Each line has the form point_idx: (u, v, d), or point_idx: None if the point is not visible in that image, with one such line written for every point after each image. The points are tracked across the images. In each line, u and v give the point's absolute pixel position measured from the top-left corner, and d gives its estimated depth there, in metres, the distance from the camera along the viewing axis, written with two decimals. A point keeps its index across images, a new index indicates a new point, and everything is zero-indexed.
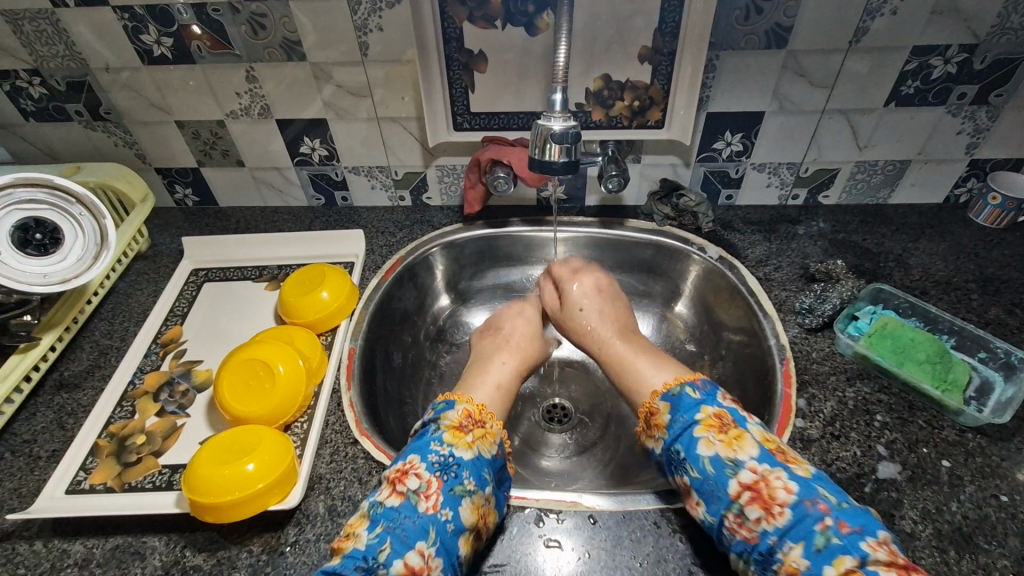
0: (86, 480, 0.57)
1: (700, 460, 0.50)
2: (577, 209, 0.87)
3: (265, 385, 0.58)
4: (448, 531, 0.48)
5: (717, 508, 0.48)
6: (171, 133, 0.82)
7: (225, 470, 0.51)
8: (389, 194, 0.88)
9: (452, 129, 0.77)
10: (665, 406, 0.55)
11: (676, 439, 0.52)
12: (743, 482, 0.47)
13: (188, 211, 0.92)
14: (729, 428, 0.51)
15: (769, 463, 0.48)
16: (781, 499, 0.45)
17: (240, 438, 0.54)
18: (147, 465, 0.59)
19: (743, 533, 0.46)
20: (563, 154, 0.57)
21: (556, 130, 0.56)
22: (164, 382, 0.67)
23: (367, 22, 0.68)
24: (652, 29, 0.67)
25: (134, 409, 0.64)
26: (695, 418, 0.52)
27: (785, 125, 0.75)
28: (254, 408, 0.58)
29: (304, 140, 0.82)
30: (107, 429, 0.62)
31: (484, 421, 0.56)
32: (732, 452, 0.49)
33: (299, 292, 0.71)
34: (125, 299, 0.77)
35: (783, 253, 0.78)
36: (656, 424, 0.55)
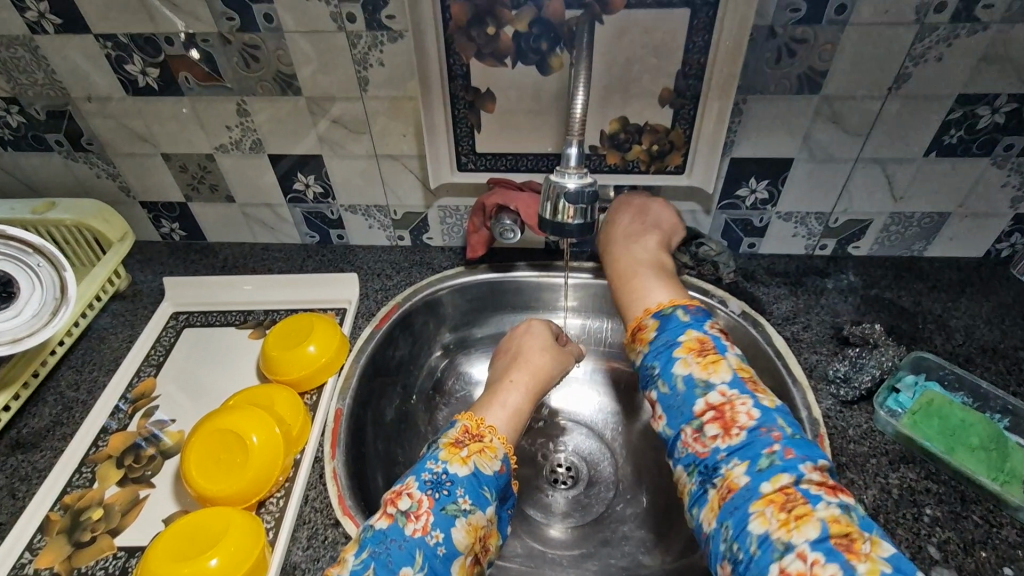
0: (30, 564, 0.51)
1: (673, 377, 0.49)
2: (587, 254, 0.81)
3: (237, 457, 0.52)
4: (438, 556, 0.44)
5: (678, 421, 0.48)
6: (157, 166, 0.77)
7: (183, 568, 0.45)
8: (387, 234, 0.83)
9: (457, 169, 0.71)
10: (654, 324, 0.53)
11: (656, 356, 0.51)
12: (709, 402, 0.47)
13: (174, 246, 0.87)
14: (709, 351, 0.50)
15: (739, 389, 0.47)
16: (742, 422, 0.45)
17: (204, 526, 0.48)
18: (100, 547, 0.52)
19: (696, 446, 0.46)
20: (578, 214, 0.52)
21: (571, 189, 0.51)
22: (130, 444, 0.60)
23: (367, 57, 0.63)
24: (675, 70, 0.61)
25: (94, 476, 0.58)
26: (678, 339, 0.51)
27: (815, 173, 0.70)
28: (222, 485, 0.51)
29: (297, 176, 0.77)
30: (61, 501, 0.56)
31: (483, 435, 0.53)
32: (706, 373, 0.48)
33: (283, 345, 0.64)
34: (97, 345, 0.71)
35: (812, 310, 0.72)
36: (641, 338, 0.54)
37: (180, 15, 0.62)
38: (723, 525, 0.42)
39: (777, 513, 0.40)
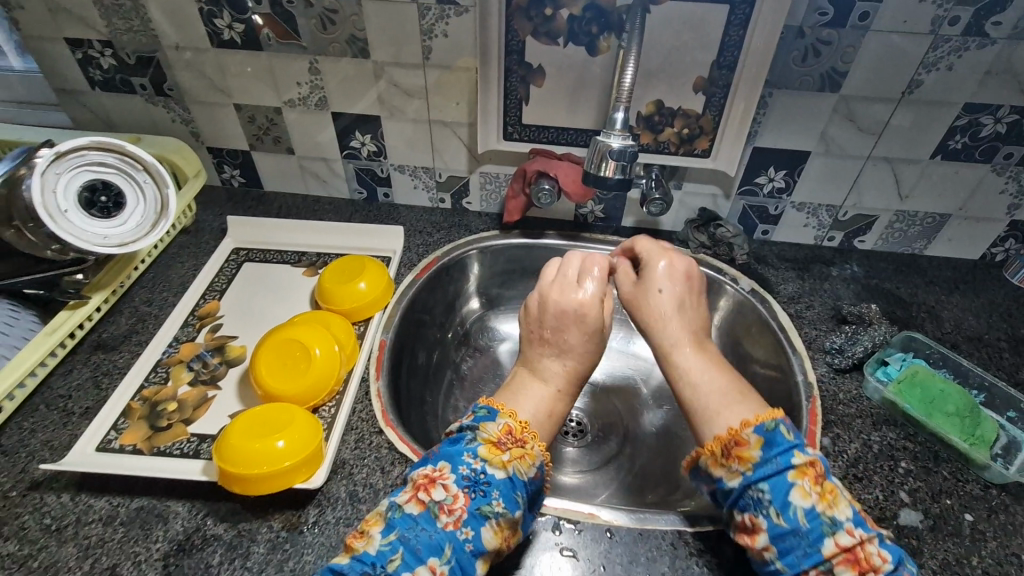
0: (116, 440, 0.59)
1: (793, 508, 0.45)
2: (612, 228, 0.88)
3: (301, 365, 0.60)
4: (465, 552, 0.46)
5: (797, 559, 0.45)
6: (228, 115, 0.85)
7: (256, 445, 0.52)
8: (430, 195, 0.90)
9: (502, 138, 0.78)
10: (757, 441, 0.48)
11: (765, 483, 0.47)
12: (840, 544, 0.44)
13: (232, 191, 0.95)
14: (824, 480, 0.47)
15: (863, 527, 0.45)
16: (878, 566, 0.43)
17: (272, 416, 0.55)
18: (176, 432, 0.60)
19: None
20: (617, 171, 0.60)
21: (614, 148, 0.59)
22: (198, 353, 0.68)
23: (434, 28, 0.70)
24: (710, 61, 0.68)
25: (168, 376, 0.66)
26: (792, 463, 0.47)
27: (829, 167, 0.76)
28: (287, 388, 0.59)
29: (354, 134, 0.84)
30: (141, 393, 0.64)
31: (524, 439, 0.53)
32: (830, 507, 0.45)
33: (337, 280, 0.72)
34: (166, 269, 0.79)
35: (815, 292, 0.78)
36: (739, 455, 0.49)
37: None
38: None
39: None
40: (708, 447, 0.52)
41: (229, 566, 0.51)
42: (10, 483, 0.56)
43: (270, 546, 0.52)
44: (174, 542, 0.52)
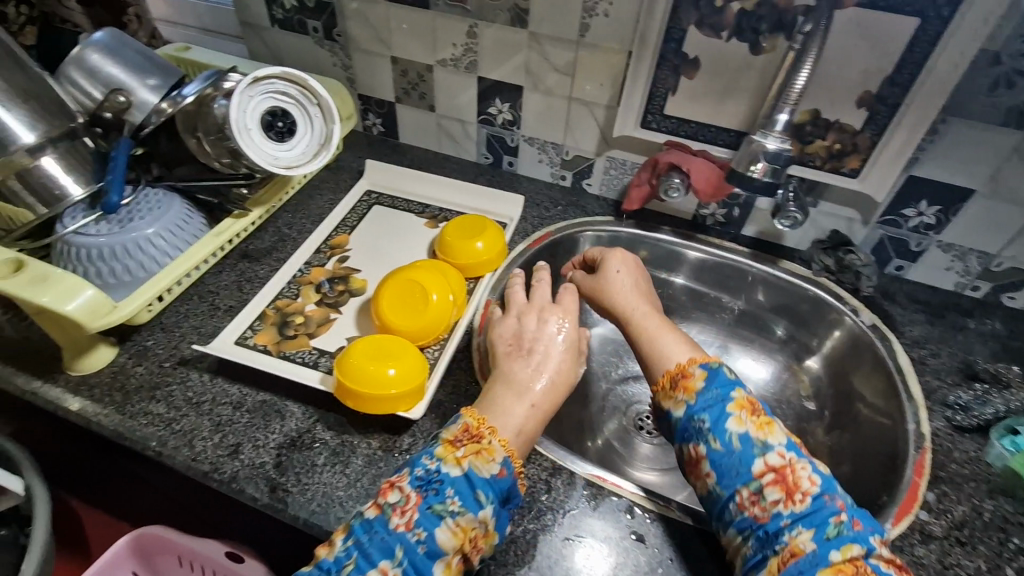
0: (252, 338, 0.67)
1: (727, 434, 0.51)
2: (731, 235, 0.86)
3: (418, 307, 0.65)
4: (418, 553, 0.45)
5: (732, 482, 0.49)
6: (384, 66, 0.91)
7: (370, 368, 0.57)
8: (552, 171, 0.92)
9: (640, 125, 0.78)
10: (701, 374, 0.55)
11: (704, 409, 0.53)
12: (769, 464, 0.49)
13: (371, 138, 1.01)
14: (760, 413, 0.52)
15: (796, 453, 0.50)
16: (805, 487, 0.47)
17: (386, 346, 0.60)
18: (300, 342, 0.67)
19: (754, 510, 0.48)
20: (768, 172, 0.62)
21: (770, 149, 0.60)
22: (327, 278, 0.75)
23: (596, 6, 0.71)
24: (883, 76, 0.64)
25: (298, 293, 0.73)
26: (729, 395, 0.53)
27: (993, 211, 0.70)
28: (403, 323, 0.64)
29: (494, 101, 0.87)
30: (275, 303, 0.71)
31: (480, 436, 0.50)
32: (763, 433, 0.50)
33: (457, 235, 0.76)
34: (307, 199, 0.87)
35: (945, 342, 0.73)
36: (684, 386, 0.55)
37: None
38: None
39: None
40: (660, 383, 0.58)
41: (332, 469, 0.56)
42: (165, 355, 0.65)
43: (368, 460, 0.57)
44: (288, 437, 0.59)
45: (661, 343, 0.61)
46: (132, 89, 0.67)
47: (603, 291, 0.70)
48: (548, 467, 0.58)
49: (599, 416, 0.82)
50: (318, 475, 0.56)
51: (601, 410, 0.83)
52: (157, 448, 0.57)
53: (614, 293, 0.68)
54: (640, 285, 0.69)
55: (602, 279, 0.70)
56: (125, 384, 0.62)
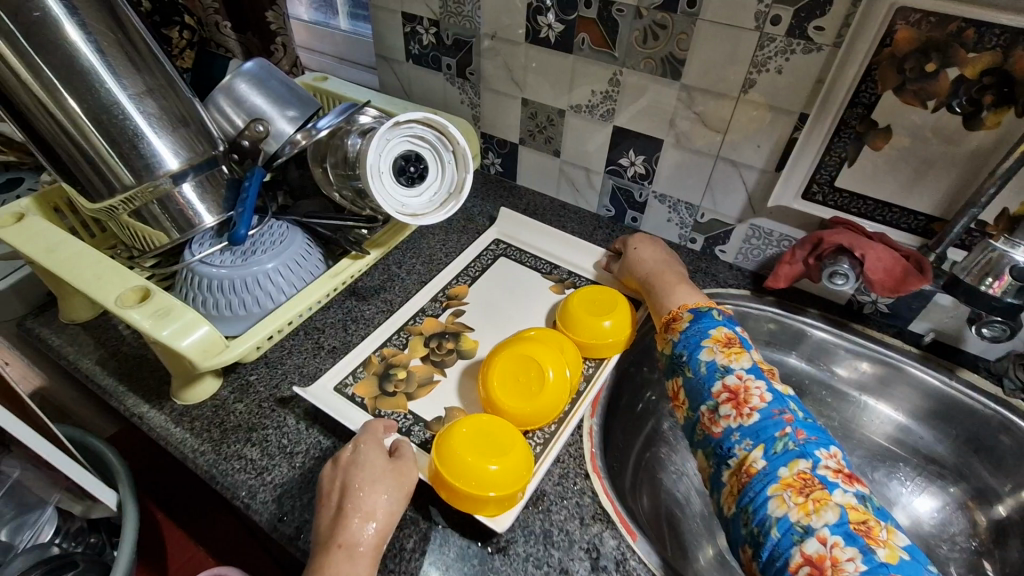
0: (351, 387, 0.63)
1: (698, 362, 0.58)
2: (894, 330, 0.72)
3: (531, 388, 0.58)
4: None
5: (699, 403, 0.56)
6: (513, 107, 0.87)
7: (469, 459, 0.50)
8: (681, 232, 0.83)
9: (801, 195, 0.68)
10: (689, 317, 0.62)
11: (686, 345, 0.60)
12: (726, 385, 0.55)
13: (487, 177, 0.98)
14: (732, 345, 0.58)
15: (755, 375, 0.55)
16: (754, 404, 0.52)
17: (493, 433, 0.53)
18: (398, 402, 0.62)
19: (713, 428, 0.54)
20: (1010, 291, 0.51)
21: (1019, 266, 0.50)
22: (437, 331, 0.70)
23: (769, 61, 0.62)
24: None
25: (406, 343, 0.68)
26: (708, 333, 0.59)
27: None
28: (510, 404, 0.57)
29: (628, 152, 0.80)
30: (382, 350, 0.67)
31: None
32: (728, 361, 0.56)
33: (584, 309, 0.68)
34: (420, 238, 0.84)
35: None
36: (674, 328, 0.62)
37: None
38: (741, 504, 0.49)
39: (794, 497, 0.46)
40: (660, 331, 0.65)
41: (421, 559, 0.50)
42: (266, 394, 0.63)
43: (461, 554, 0.51)
44: None
45: (666, 299, 0.66)
46: (271, 119, 0.67)
47: (627, 270, 0.73)
48: None
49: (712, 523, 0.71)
50: (405, 563, 0.50)
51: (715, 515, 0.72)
52: (245, 500, 0.54)
53: (636, 262, 0.72)
54: (652, 256, 0.72)
55: (632, 254, 0.73)
56: (224, 421, 0.60)
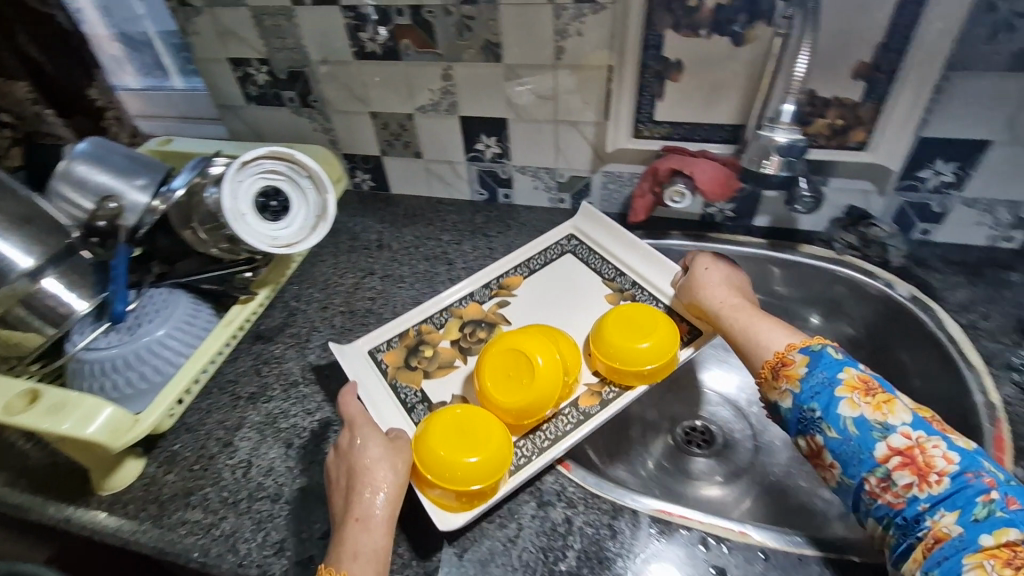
0: (382, 353, 0.68)
1: (841, 419, 0.48)
2: (743, 229, 0.83)
3: (521, 380, 0.58)
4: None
5: (856, 471, 0.46)
6: (364, 123, 0.90)
7: (446, 453, 0.53)
8: (550, 196, 0.90)
9: (632, 135, 0.76)
10: (803, 359, 0.52)
11: (813, 397, 0.50)
12: (893, 447, 0.45)
13: (363, 194, 1.01)
14: (876, 391, 0.48)
15: (925, 431, 0.45)
16: (940, 467, 0.43)
17: (477, 428, 0.55)
18: (413, 377, 0.66)
19: (888, 497, 0.45)
20: (782, 166, 0.59)
21: (781, 144, 0.58)
22: (477, 318, 0.72)
23: (568, 28, 0.70)
24: (875, 45, 0.62)
25: (445, 324, 0.71)
26: (838, 377, 0.49)
27: (1016, 158, 0.67)
28: (504, 399, 0.58)
29: (481, 137, 0.86)
30: (421, 325, 0.71)
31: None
32: (882, 415, 0.46)
33: (621, 330, 0.63)
34: (311, 267, 0.86)
35: (993, 301, 0.69)
36: (787, 374, 0.52)
37: None
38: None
39: (1000, 569, 0.38)
40: (762, 374, 0.55)
41: None
42: (194, 457, 0.63)
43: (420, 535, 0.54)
44: None
45: (759, 334, 0.57)
46: (122, 194, 0.67)
47: (691, 294, 0.65)
48: (607, 509, 0.55)
49: (644, 438, 0.79)
50: None
51: (645, 431, 0.79)
52: (200, 559, 0.55)
53: (701, 290, 0.64)
54: (735, 281, 0.65)
55: (693, 277, 0.66)
56: (159, 495, 0.60)
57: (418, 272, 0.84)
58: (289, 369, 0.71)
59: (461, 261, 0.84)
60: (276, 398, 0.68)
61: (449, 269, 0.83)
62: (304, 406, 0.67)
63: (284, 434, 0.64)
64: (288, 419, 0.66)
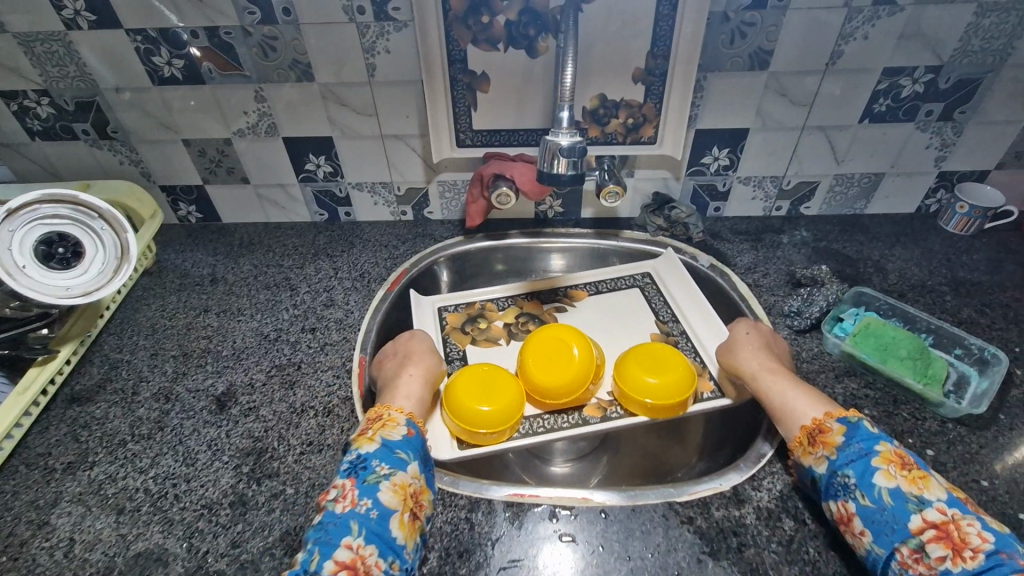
0: (445, 313, 0.82)
1: (875, 488, 0.49)
2: (573, 222, 0.90)
3: (560, 364, 0.68)
4: (372, 519, 0.49)
5: (889, 540, 0.47)
6: (178, 151, 0.84)
7: (468, 402, 0.64)
8: (391, 209, 0.91)
9: (456, 146, 0.81)
10: (839, 428, 0.53)
11: (848, 464, 0.51)
12: (929, 520, 0.46)
13: (190, 228, 0.94)
14: (912, 466, 0.49)
15: (960, 509, 0.46)
16: (976, 544, 0.44)
17: (505, 386, 0.66)
18: (462, 339, 0.78)
19: (920, 569, 0.44)
20: (569, 166, 0.63)
21: (564, 146, 0.61)
22: (534, 313, 0.82)
23: (375, 45, 0.71)
24: (645, 52, 0.71)
25: (512, 304, 0.83)
26: (874, 449, 0.51)
27: (769, 140, 0.80)
28: (539, 377, 0.68)
29: (308, 157, 0.84)
30: (500, 305, 0.83)
31: (382, 415, 0.58)
32: (917, 489, 0.48)
33: (643, 362, 0.68)
34: (132, 313, 0.78)
35: (770, 261, 0.82)
36: (822, 441, 0.54)
37: (208, 11, 0.69)
38: None
39: None
40: (797, 439, 0.56)
41: None
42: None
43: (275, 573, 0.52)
44: None
45: (790, 401, 0.59)
46: None
47: (726, 353, 0.69)
48: (465, 504, 0.56)
49: None
50: None
51: None
52: None
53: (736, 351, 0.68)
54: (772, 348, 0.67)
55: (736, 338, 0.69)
56: None
57: (259, 301, 0.80)
58: (114, 429, 0.64)
59: (304, 285, 0.82)
60: (102, 462, 0.60)
61: (292, 294, 0.80)
62: (133, 466, 0.60)
63: (110, 501, 0.57)
64: (117, 483, 0.59)
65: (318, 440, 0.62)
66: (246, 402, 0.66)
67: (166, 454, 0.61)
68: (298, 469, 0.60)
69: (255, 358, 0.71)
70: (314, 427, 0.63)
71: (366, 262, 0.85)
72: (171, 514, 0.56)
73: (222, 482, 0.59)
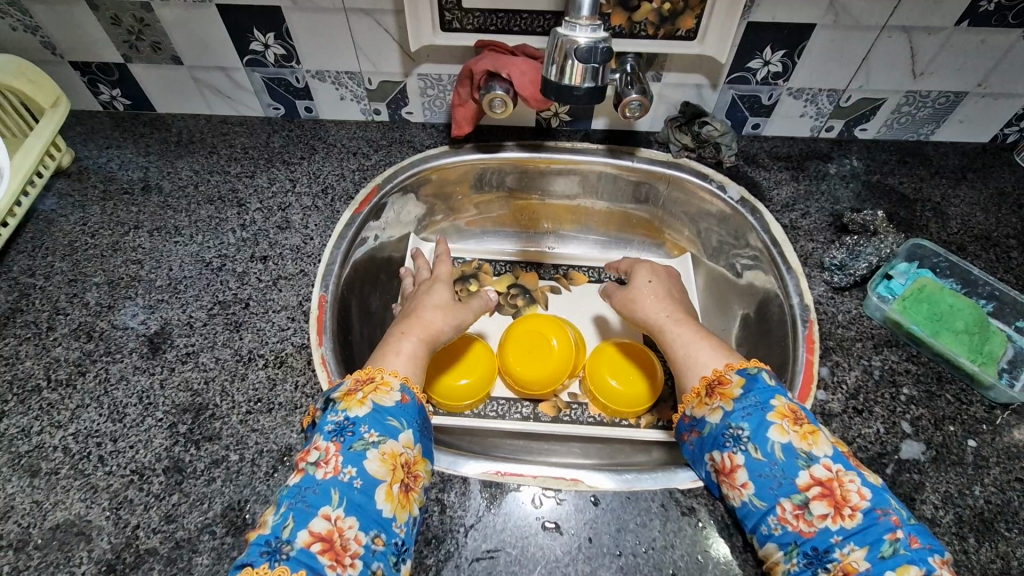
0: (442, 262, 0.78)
1: (769, 442, 0.45)
2: (581, 133, 0.75)
3: (539, 357, 0.67)
4: (354, 490, 0.42)
5: (773, 493, 0.44)
6: (84, 17, 0.65)
7: (443, 379, 0.64)
8: (362, 106, 0.75)
9: (440, 29, 0.62)
10: (739, 381, 0.49)
11: (744, 417, 0.47)
12: (815, 476, 0.43)
13: (118, 117, 0.77)
14: (803, 421, 0.46)
15: (844, 464, 0.44)
16: (854, 502, 0.42)
17: (477, 364, 0.66)
18: None
19: (799, 524, 0.42)
20: (587, 77, 0.48)
21: (582, 46, 0.47)
22: (525, 286, 0.79)
23: None
24: None
25: (508, 270, 0.80)
26: (770, 403, 0.47)
27: (837, 43, 0.63)
28: (515, 365, 0.67)
29: (254, 33, 0.66)
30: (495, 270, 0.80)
31: (372, 377, 0.49)
32: (808, 444, 0.45)
33: (620, 365, 0.67)
34: (47, 226, 0.65)
35: (812, 197, 0.69)
36: (721, 393, 0.49)
37: None
38: None
39: None
40: (693, 391, 0.52)
41: None
42: None
43: (215, 555, 0.45)
44: (101, 564, 0.45)
45: (691, 355, 0.54)
46: None
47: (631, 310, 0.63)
48: (435, 483, 0.49)
49: None
50: None
51: None
52: None
53: (640, 303, 0.62)
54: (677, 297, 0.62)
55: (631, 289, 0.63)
56: None
57: (200, 218, 0.66)
58: (26, 371, 0.54)
59: (254, 199, 0.68)
60: (11, 413, 0.52)
61: (239, 211, 0.67)
62: (49, 420, 0.51)
63: (23, 462, 0.49)
64: (30, 439, 0.50)
65: (268, 398, 0.53)
66: (183, 346, 0.56)
67: (87, 406, 0.52)
68: (244, 431, 0.51)
69: (195, 292, 0.60)
70: (263, 381, 0.54)
71: (330, 173, 0.71)
72: (95, 479, 0.48)
73: (154, 443, 0.50)
